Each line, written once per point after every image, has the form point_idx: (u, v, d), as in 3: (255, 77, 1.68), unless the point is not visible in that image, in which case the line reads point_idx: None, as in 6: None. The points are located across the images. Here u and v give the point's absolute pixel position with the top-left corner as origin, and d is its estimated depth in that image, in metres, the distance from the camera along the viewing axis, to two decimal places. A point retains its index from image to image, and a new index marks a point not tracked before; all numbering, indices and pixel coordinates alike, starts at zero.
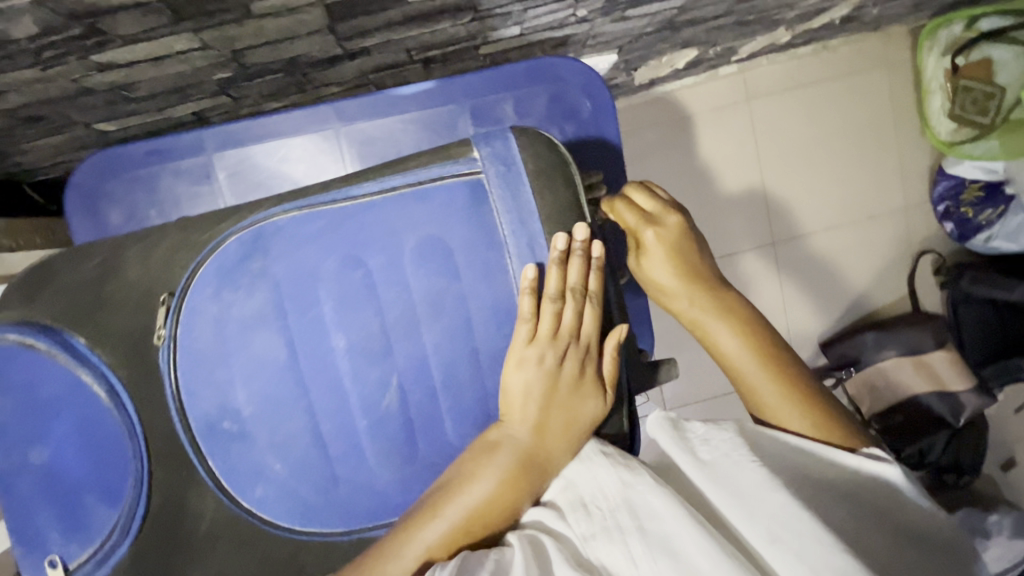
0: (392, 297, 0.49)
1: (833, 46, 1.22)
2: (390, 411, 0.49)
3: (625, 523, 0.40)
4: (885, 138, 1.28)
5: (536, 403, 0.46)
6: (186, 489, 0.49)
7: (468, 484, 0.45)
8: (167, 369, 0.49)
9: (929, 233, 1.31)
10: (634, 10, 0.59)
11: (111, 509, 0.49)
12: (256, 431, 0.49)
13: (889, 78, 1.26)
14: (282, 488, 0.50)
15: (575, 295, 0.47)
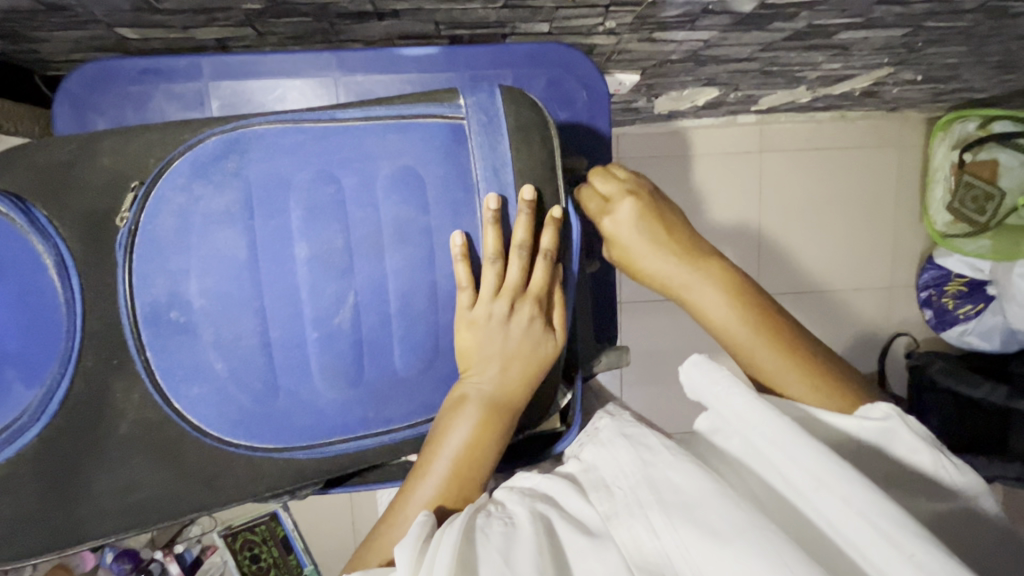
0: (360, 216, 0.49)
1: (850, 117, 1.25)
2: (341, 328, 0.49)
3: (645, 498, 0.40)
4: (885, 207, 1.31)
5: (500, 358, 0.48)
6: (111, 382, 0.48)
7: (445, 436, 0.47)
8: (120, 256, 0.47)
9: (908, 316, 1.35)
10: (662, 34, 0.61)
11: (29, 389, 0.45)
12: (202, 326, 0.48)
13: (897, 155, 1.29)
14: (220, 389, 0.49)
15: (519, 252, 0.48)
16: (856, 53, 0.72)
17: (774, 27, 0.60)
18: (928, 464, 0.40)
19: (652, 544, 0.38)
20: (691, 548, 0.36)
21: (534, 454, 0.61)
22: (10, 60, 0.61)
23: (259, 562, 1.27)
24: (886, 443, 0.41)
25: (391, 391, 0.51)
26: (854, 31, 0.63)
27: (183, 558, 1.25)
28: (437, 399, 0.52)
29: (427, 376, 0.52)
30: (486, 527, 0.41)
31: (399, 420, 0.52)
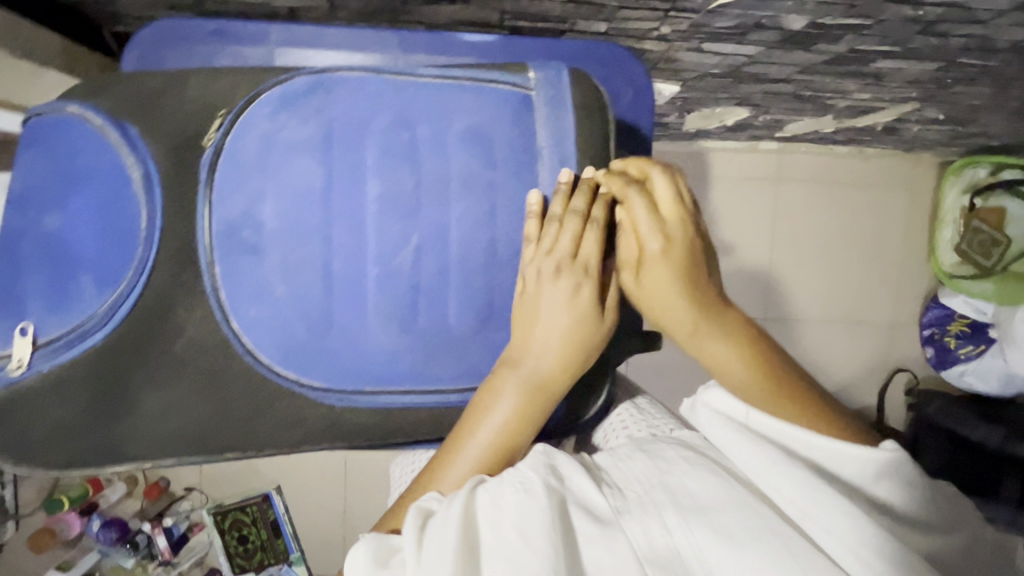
0: (431, 163, 0.50)
1: (867, 155, 1.29)
2: (401, 269, 0.50)
3: (661, 499, 0.42)
4: (895, 244, 1.34)
5: (546, 323, 0.49)
6: (175, 300, 0.49)
7: (481, 407, 0.48)
8: (201, 175, 0.49)
9: (909, 353, 1.37)
10: (711, 45, 0.64)
11: (101, 294, 0.47)
12: (268, 249, 0.49)
13: (908, 195, 1.32)
14: (276, 315, 0.50)
15: (578, 216, 0.49)
16: (889, 84, 0.75)
17: (817, 48, 0.63)
18: (915, 497, 0.42)
19: (664, 540, 0.39)
20: (704, 545, 0.38)
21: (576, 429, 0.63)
22: (84, 10, 0.63)
23: (246, 544, 1.26)
24: (885, 486, 0.42)
25: (441, 344, 0.52)
26: (891, 60, 0.66)
27: (170, 532, 1.23)
28: (484, 363, 0.53)
29: (478, 336, 0.52)
30: (498, 495, 0.42)
31: (446, 380, 0.53)
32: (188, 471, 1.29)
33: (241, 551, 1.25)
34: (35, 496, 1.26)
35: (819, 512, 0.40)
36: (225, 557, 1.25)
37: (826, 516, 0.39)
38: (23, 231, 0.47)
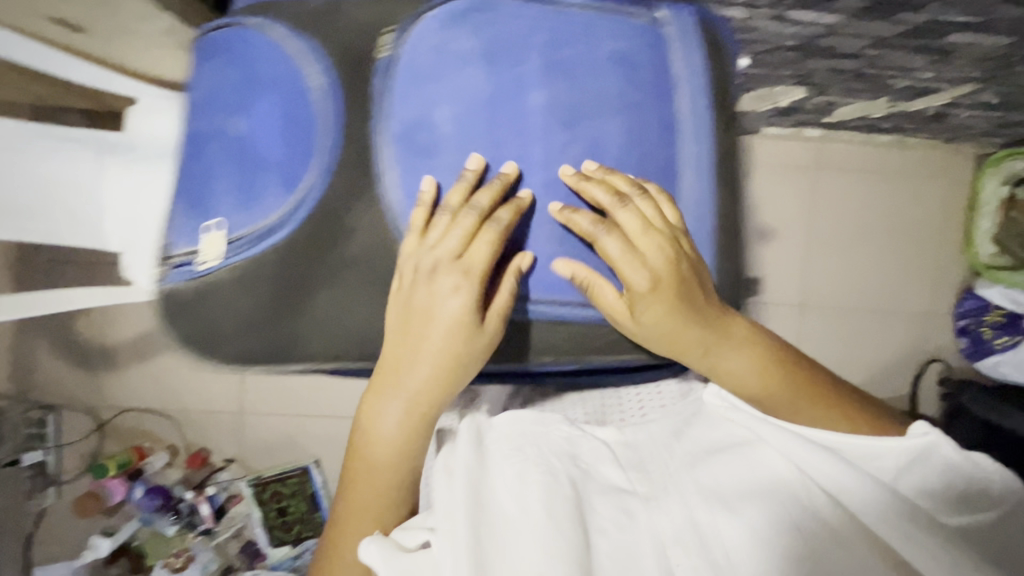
0: (585, 78, 0.59)
1: (906, 145, 1.31)
2: (564, 168, 0.59)
3: (686, 489, 0.56)
4: (931, 234, 1.35)
5: (432, 319, 0.55)
6: (351, 202, 0.58)
7: (381, 393, 0.56)
8: (387, 83, 0.58)
9: (944, 343, 1.38)
10: (795, 13, 0.70)
11: (286, 193, 0.58)
12: (446, 146, 0.58)
13: (945, 187, 1.34)
14: (450, 203, 0.58)
15: (467, 212, 0.56)
16: (955, 61, 0.77)
17: (895, 19, 0.69)
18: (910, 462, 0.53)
19: (683, 517, 0.53)
20: (713, 518, 0.52)
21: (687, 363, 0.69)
22: None
23: (285, 516, 1.27)
24: (874, 458, 0.54)
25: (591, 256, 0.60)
26: (965, 32, 0.70)
27: (212, 501, 1.25)
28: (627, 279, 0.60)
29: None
30: (526, 475, 0.56)
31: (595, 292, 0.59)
32: (230, 442, 1.31)
33: (280, 522, 1.26)
34: (80, 463, 1.27)
35: (805, 489, 0.52)
36: (262, 528, 1.25)
37: (823, 479, 0.52)
38: (216, 139, 0.59)
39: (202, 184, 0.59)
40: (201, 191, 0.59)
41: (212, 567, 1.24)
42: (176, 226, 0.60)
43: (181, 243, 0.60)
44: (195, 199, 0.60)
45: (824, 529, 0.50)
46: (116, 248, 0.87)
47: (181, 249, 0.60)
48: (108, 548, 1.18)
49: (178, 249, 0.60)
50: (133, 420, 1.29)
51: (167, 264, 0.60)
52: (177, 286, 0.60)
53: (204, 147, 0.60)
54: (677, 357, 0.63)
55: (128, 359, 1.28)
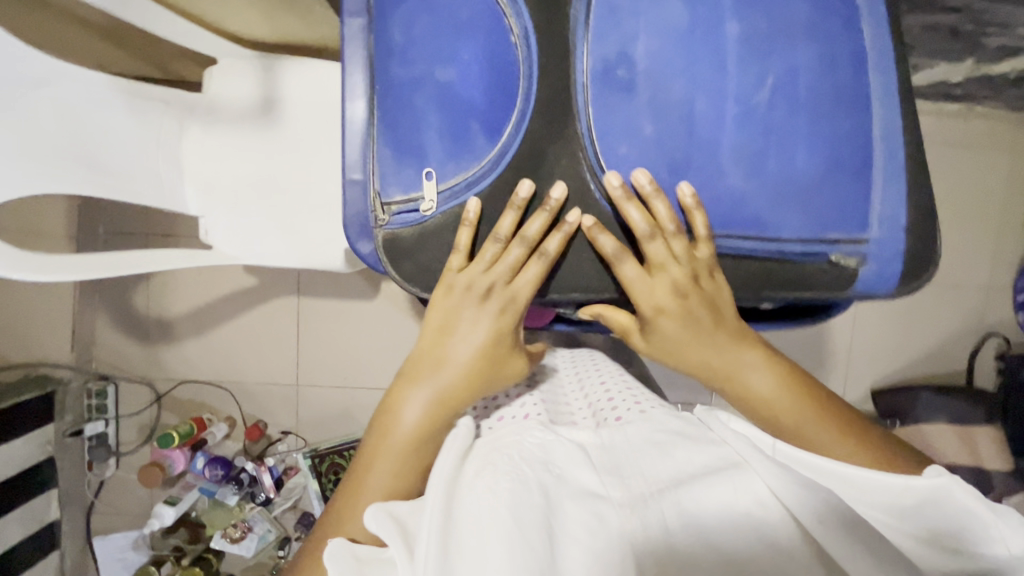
0: (782, 9, 0.54)
1: (973, 114, 1.28)
2: (760, 108, 0.53)
3: (658, 503, 0.48)
4: (993, 208, 1.33)
5: (463, 337, 0.57)
6: (549, 146, 0.54)
7: (403, 407, 0.57)
8: (578, 18, 0.53)
9: (1002, 318, 1.37)
10: None
11: (490, 141, 0.53)
12: (641, 87, 0.53)
13: (1010, 158, 1.31)
14: (645, 151, 0.53)
15: (519, 241, 0.54)
16: None
17: None
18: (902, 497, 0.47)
19: (654, 529, 0.47)
20: (684, 529, 0.46)
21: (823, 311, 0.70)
22: None
23: None
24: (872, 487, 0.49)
25: (789, 194, 0.54)
26: None
27: (273, 471, 1.24)
28: (824, 217, 0.54)
29: (823, 186, 0.54)
30: (497, 483, 0.49)
31: (787, 231, 0.54)
32: (285, 414, 1.31)
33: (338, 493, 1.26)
34: (138, 435, 1.29)
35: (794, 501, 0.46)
36: (319, 499, 1.24)
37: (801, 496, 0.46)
38: (416, 82, 0.53)
39: (398, 134, 0.54)
40: (413, 137, 0.53)
41: (269, 537, 1.26)
42: (382, 172, 0.55)
43: (393, 193, 0.54)
44: (389, 151, 0.54)
45: (771, 546, 0.46)
46: (195, 213, 0.87)
47: (394, 198, 0.55)
48: (172, 517, 1.18)
49: (391, 199, 0.54)
50: (188, 391, 1.30)
51: (384, 213, 0.55)
52: (396, 234, 0.55)
53: (406, 91, 0.53)
54: (861, 292, 0.57)
55: (185, 332, 1.28)
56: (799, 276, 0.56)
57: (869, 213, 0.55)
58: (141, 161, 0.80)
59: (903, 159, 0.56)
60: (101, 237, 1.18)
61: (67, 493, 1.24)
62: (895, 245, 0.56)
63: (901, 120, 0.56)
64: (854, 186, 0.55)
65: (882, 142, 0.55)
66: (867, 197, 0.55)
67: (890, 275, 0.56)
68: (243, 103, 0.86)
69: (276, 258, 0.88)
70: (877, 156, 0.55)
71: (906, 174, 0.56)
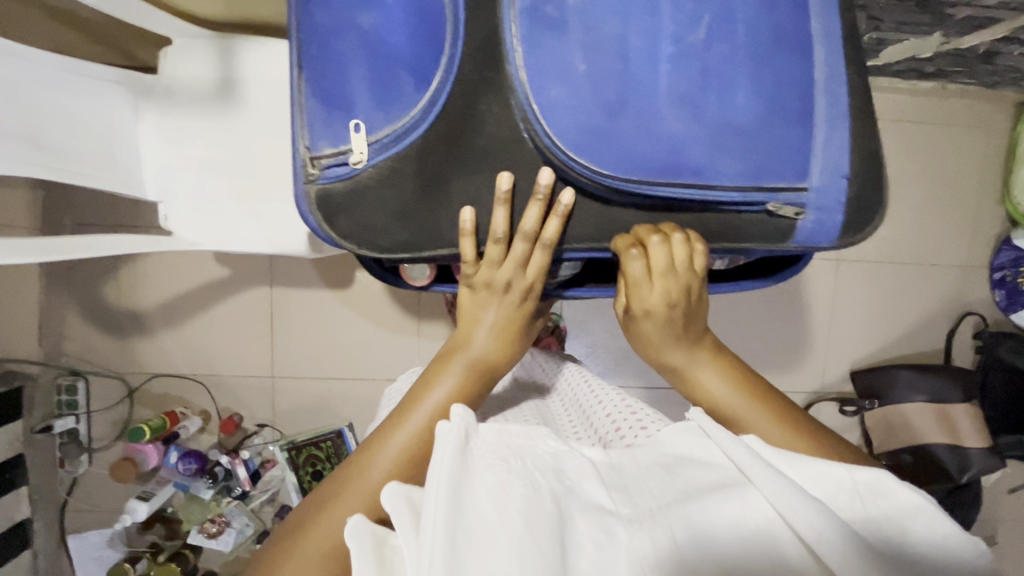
0: None
1: (947, 92, 1.28)
2: (694, 50, 0.53)
3: (667, 518, 0.45)
4: (969, 185, 1.33)
5: (481, 324, 0.60)
6: (479, 94, 0.55)
7: (428, 390, 0.57)
8: None
9: (978, 296, 1.37)
10: None
11: (417, 90, 0.55)
12: (574, 27, 0.52)
13: (985, 135, 1.31)
14: (579, 92, 0.52)
15: (523, 237, 0.57)
16: None
17: None
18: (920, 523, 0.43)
19: (664, 540, 0.44)
20: (697, 541, 0.43)
21: (780, 272, 0.72)
22: None
23: (320, 479, 1.24)
24: (900, 516, 0.43)
25: (727, 138, 0.54)
26: None
27: (248, 465, 1.23)
28: (763, 163, 0.55)
29: (762, 131, 0.54)
30: (507, 484, 0.47)
31: (728, 177, 0.54)
32: (261, 406, 1.30)
33: (316, 486, 1.24)
34: (111, 431, 1.27)
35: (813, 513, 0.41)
36: (297, 492, 1.23)
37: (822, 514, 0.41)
38: (340, 31, 0.55)
39: (327, 88, 0.56)
40: (341, 90, 0.55)
41: (247, 530, 1.23)
42: (311, 127, 0.56)
43: (322, 147, 0.56)
44: (319, 105, 0.56)
45: (788, 565, 0.42)
46: (152, 198, 0.85)
47: (323, 152, 0.56)
48: (146, 512, 1.16)
49: (320, 153, 0.56)
50: (161, 385, 1.27)
51: (314, 167, 0.56)
52: (329, 188, 0.57)
53: (332, 41, 0.55)
54: (802, 244, 0.59)
55: (156, 324, 1.26)
56: (739, 224, 0.59)
57: (810, 160, 0.56)
58: (93, 142, 0.78)
59: (846, 107, 0.57)
60: (66, 228, 1.15)
61: (37, 490, 1.21)
62: (835, 196, 0.57)
63: (844, 68, 0.57)
64: (796, 132, 0.55)
65: (823, 89, 0.56)
66: (808, 144, 0.56)
67: (833, 225, 0.58)
68: (201, 84, 0.84)
69: (237, 242, 0.86)
70: (818, 102, 0.56)
71: (849, 126, 0.57)
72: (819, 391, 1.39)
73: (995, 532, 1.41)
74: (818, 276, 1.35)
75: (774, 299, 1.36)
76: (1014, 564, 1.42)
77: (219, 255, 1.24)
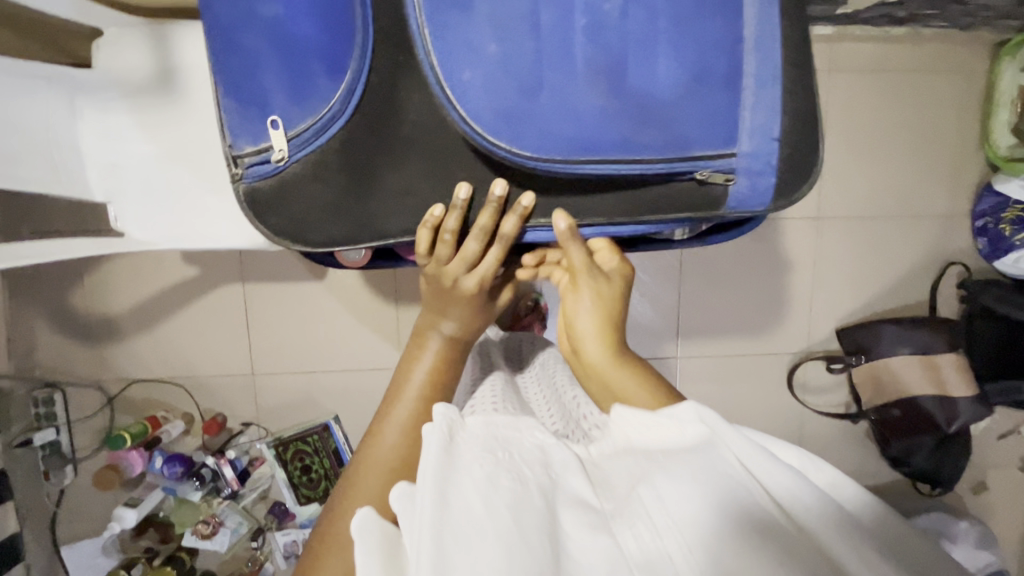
0: None
1: (921, 38, 1.25)
2: (609, 19, 0.51)
3: (645, 506, 0.47)
4: (947, 133, 1.30)
5: (446, 311, 0.63)
6: (399, 80, 0.54)
7: (413, 365, 0.63)
8: None
9: (962, 245, 1.36)
10: None
11: (333, 81, 0.52)
12: (478, 3, 0.50)
13: (961, 81, 1.29)
14: (490, 73, 0.51)
15: (477, 232, 0.57)
16: None
17: None
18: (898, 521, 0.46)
19: (654, 544, 0.45)
20: (682, 529, 0.45)
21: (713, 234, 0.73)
22: None
23: (310, 473, 1.23)
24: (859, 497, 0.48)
25: (648, 109, 0.52)
26: None
27: (234, 464, 1.21)
28: (689, 130, 0.53)
29: (687, 97, 0.53)
30: (496, 479, 0.49)
31: (653, 148, 0.53)
32: (244, 405, 1.28)
33: (307, 481, 1.23)
34: (93, 439, 1.25)
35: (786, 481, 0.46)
36: (289, 487, 1.23)
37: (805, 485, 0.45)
38: (241, 21, 0.51)
39: (238, 83, 0.53)
40: (252, 85, 0.53)
41: (241, 529, 1.22)
42: (230, 126, 0.54)
43: (243, 145, 0.54)
44: (233, 102, 0.54)
45: (774, 540, 0.43)
46: (99, 198, 0.82)
47: (245, 150, 0.54)
48: (134, 519, 1.15)
49: (242, 151, 0.54)
50: (139, 391, 1.26)
51: (238, 167, 0.55)
52: (255, 186, 0.55)
53: (234, 33, 0.52)
54: (733, 210, 0.58)
55: (128, 329, 1.23)
56: (670, 193, 0.58)
57: (739, 125, 0.54)
58: (31, 145, 0.74)
59: (779, 62, 0.54)
60: (24, 236, 1.11)
61: (23, 503, 1.20)
62: (765, 159, 0.55)
63: (777, 21, 0.54)
64: (724, 96, 0.53)
65: (753, 45, 0.53)
66: (737, 107, 0.54)
67: (766, 186, 0.56)
68: (141, 77, 0.81)
69: (193, 236, 0.84)
70: (747, 61, 0.54)
71: (785, 81, 0.55)
72: (805, 351, 1.38)
73: (987, 478, 1.42)
74: (799, 235, 1.33)
75: (757, 262, 1.33)
76: (1005, 507, 1.44)
77: (186, 254, 1.21)
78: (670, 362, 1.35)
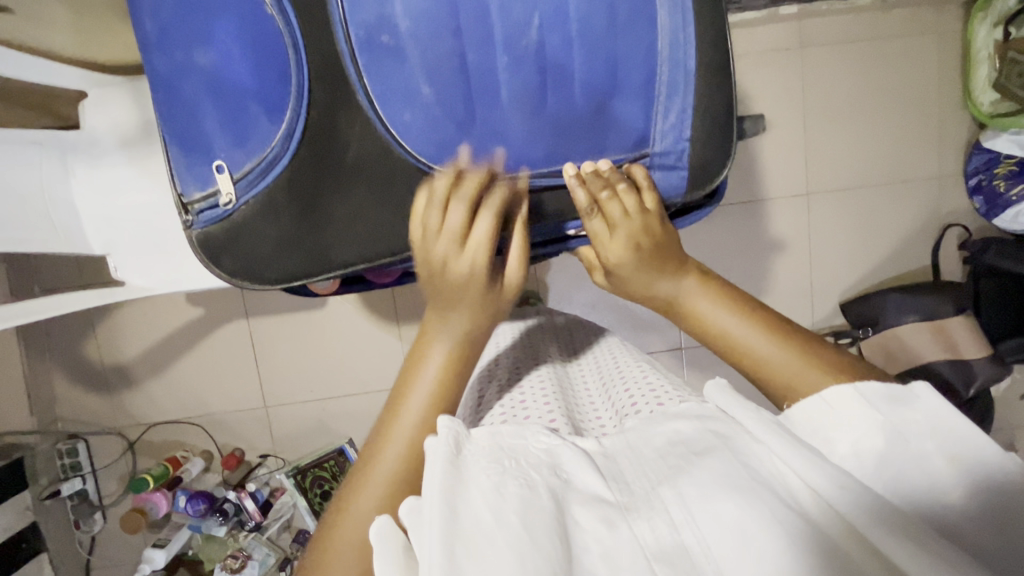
0: None
1: (889, 5, 1.25)
2: (528, 49, 0.54)
3: (663, 506, 0.46)
4: (930, 96, 1.30)
5: (444, 300, 0.55)
6: (337, 117, 0.55)
7: (418, 368, 0.55)
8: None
9: (958, 207, 1.34)
10: None
11: (273, 122, 0.55)
12: (409, 48, 0.53)
13: (936, 43, 1.28)
14: (428, 112, 0.55)
15: (464, 197, 0.53)
16: None
17: None
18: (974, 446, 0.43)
19: (670, 536, 0.44)
20: (702, 525, 0.43)
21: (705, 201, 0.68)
22: None
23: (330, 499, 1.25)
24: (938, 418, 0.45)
25: (572, 126, 0.56)
26: None
27: (256, 497, 1.23)
28: (608, 140, 0.57)
29: (603, 111, 0.56)
30: (502, 486, 0.47)
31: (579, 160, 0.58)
32: (260, 437, 1.31)
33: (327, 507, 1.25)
34: (119, 485, 1.29)
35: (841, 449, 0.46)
36: (310, 515, 1.24)
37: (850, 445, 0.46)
38: (183, 73, 0.55)
39: (185, 132, 0.57)
40: (196, 133, 0.56)
41: (269, 560, 1.22)
42: (179, 174, 0.58)
43: (192, 192, 0.58)
44: (184, 151, 0.57)
45: (817, 537, 0.40)
46: (98, 251, 0.86)
47: (194, 197, 0.58)
48: (164, 559, 1.17)
49: (192, 198, 0.58)
50: (158, 434, 1.29)
51: (188, 214, 0.58)
52: (206, 231, 0.58)
53: (177, 85, 0.56)
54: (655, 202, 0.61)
55: (142, 374, 1.27)
56: None
57: (652, 127, 0.57)
58: (26, 207, 0.78)
59: (692, 68, 0.56)
60: (37, 294, 1.16)
61: (58, 554, 1.23)
62: (676, 155, 0.58)
63: (693, 25, 0.55)
64: (637, 106, 0.57)
65: (666, 54, 0.55)
66: (650, 112, 0.57)
67: (676, 181, 0.59)
68: (127, 130, 0.85)
69: (188, 277, 0.87)
70: (660, 69, 0.56)
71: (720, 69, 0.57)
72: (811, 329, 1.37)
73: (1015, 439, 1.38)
74: (790, 213, 1.33)
75: (752, 245, 1.33)
76: None
77: (190, 296, 1.24)
78: (681, 353, 1.32)
